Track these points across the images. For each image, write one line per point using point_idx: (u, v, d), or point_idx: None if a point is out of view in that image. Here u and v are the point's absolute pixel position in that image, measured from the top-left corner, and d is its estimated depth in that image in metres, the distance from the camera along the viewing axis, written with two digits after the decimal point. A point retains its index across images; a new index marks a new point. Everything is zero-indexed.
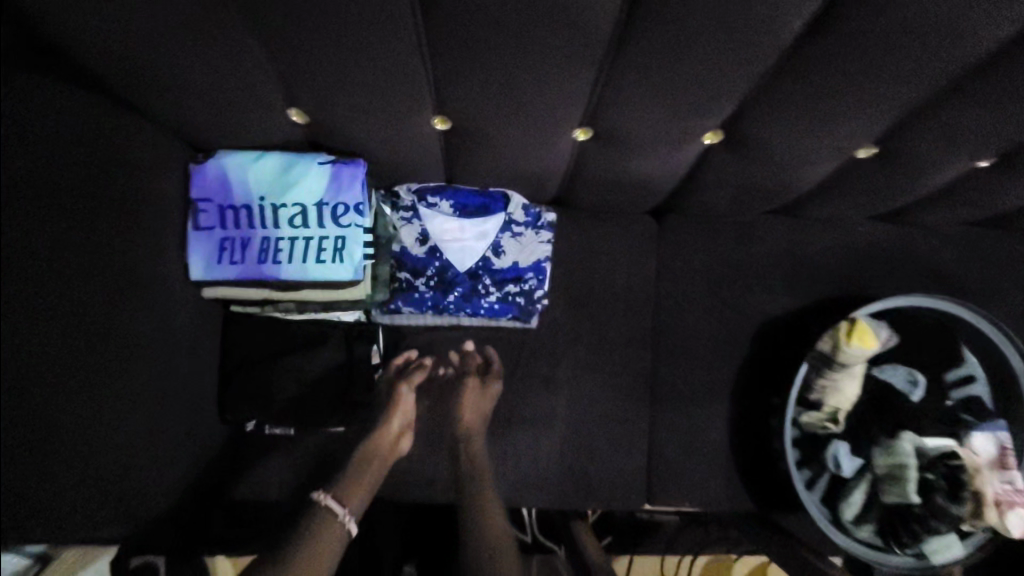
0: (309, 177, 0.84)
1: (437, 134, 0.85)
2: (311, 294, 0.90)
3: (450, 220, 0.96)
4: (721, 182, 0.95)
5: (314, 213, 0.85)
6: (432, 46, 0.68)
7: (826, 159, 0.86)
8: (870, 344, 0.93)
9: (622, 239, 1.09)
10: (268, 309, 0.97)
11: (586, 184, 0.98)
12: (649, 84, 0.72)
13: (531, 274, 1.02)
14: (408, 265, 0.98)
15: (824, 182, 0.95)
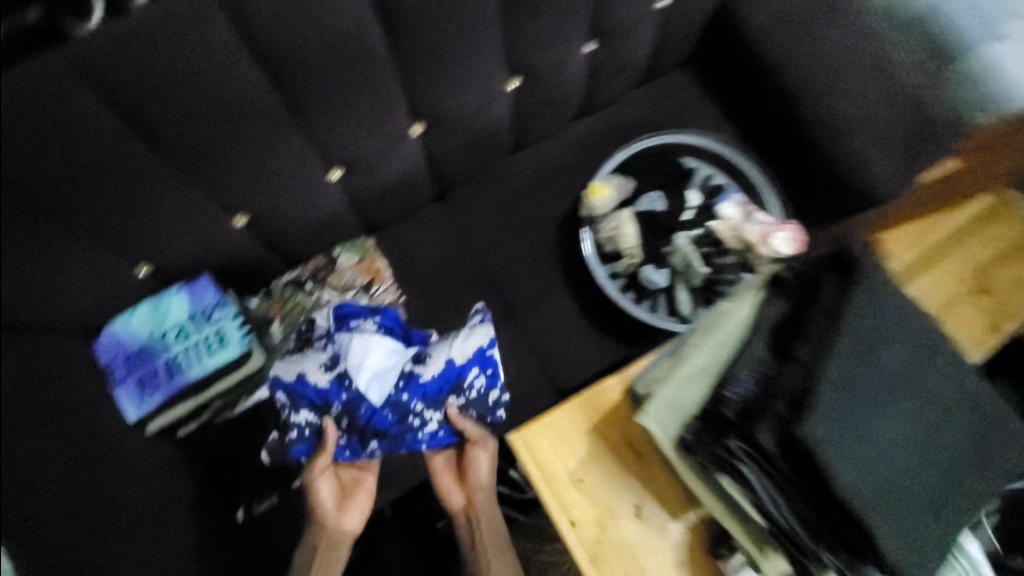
0: (175, 303, 1.12)
1: (243, 229, 1.13)
2: (223, 382, 1.16)
3: (367, 345, 1.08)
4: (449, 151, 1.28)
5: (190, 324, 1.12)
6: (197, 176, 0.93)
7: (495, 97, 1.20)
8: (606, 193, 1.30)
9: (425, 228, 1.41)
10: (204, 421, 1.20)
11: (370, 206, 1.30)
12: (343, 120, 1.00)
13: (474, 369, 1.11)
14: (307, 401, 1.07)
15: (514, 112, 1.30)
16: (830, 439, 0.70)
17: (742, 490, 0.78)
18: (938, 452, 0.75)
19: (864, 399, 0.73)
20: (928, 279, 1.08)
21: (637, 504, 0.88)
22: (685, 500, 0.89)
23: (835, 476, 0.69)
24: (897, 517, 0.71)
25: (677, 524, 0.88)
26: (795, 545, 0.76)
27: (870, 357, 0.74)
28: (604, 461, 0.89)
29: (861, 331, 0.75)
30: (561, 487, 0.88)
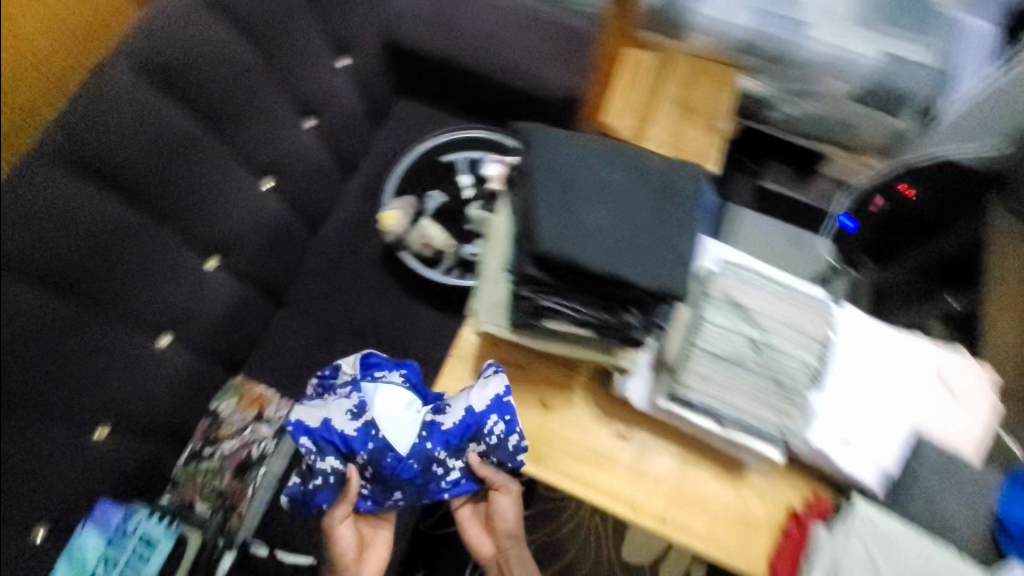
0: (86, 545, 0.92)
1: (177, 348, 1.03)
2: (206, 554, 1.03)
3: (402, 401, 0.82)
4: (328, 181, 1.25)
5: (109, 552, 0.94)
6: (104, 316, 0.89)
7: (333, 94, 1.18)
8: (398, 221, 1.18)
9: (337, 254, 1.28)
10: None
11: (257, 272, 1.14)
12: (203, 205, 0.98)
13: (492, 418, 0.78)
14: (327, 449, 0.80)
15: (362, 98, 1.26)
16: (543, 222, 0.61)
17: (564, 321, 0.66)
18: (624, 218, 0.64)
19: (562, 197, 0.63)
20: (654, 128, 1.34)
21: (542, 399, 0.82)
22: (583, 390, 0.82)
23: (568, 251, 0.60)
24: (638, 261, 0.61)
25: (577, 393, 0.82)
26: (604, 324, 0.66)
27: (564, 177, 0.65)
28: (501, 386, 0.83)
29: (551, 161, 0.66)
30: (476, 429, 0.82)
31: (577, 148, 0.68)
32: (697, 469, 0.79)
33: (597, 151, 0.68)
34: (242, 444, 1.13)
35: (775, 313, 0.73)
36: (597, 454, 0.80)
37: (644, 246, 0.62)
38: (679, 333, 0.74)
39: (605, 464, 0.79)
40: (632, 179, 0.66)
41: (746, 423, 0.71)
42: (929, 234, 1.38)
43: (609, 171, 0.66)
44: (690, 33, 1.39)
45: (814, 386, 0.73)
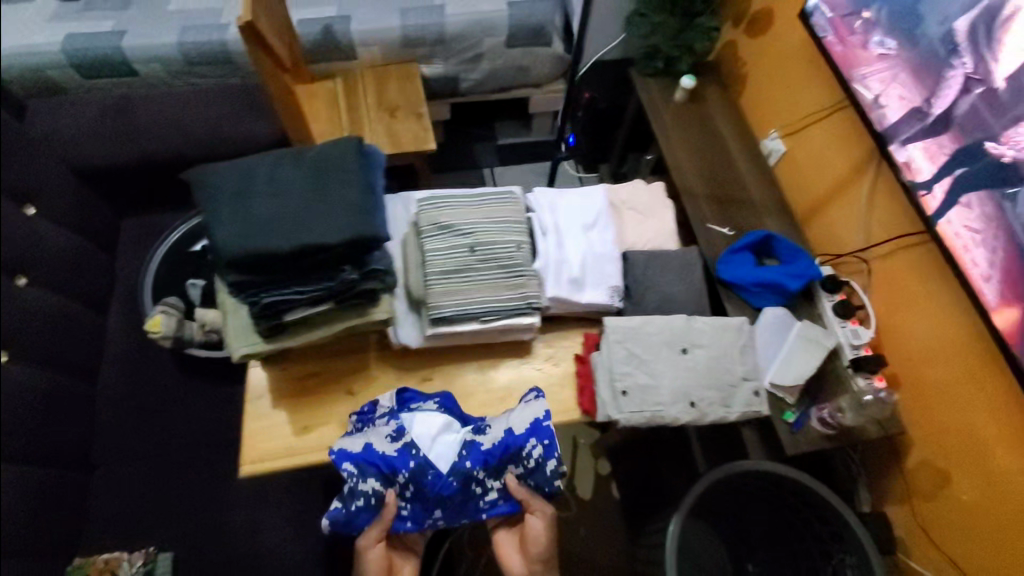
0: None
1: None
2: None
3: (447, 421, 0.80)
4: (76, 331, 1.14)
5: None
6: None
7: (49, 239, 1.08)
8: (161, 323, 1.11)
9: (128, 397, 1.18)
10: None
11: (43, 457, 0.99)
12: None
13: (532, 440, 0.78)
14: (365, 474, 0.75)
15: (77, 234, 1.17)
16: (227, 231, 0.69)
17: (301, 306, 0.73)
18: (295, 199, 0.72)
19: (234, 206, 0.71)
20: (369, 136, 1.48)
21: (346, 387, 0.87)
22: (378, 363, 0.88)
23: (252, 241, 0.68)
24: (325, 225, 0.71)
25: (372, 364, 0.88)
26: (334, 290, 0.74)
27: (236, 190, 0.73)
28: (304, 397, 0.86)
29: (220, 182, 0.74)
30: (302, 448, 0.83)
31: (241, 163, 0.76)
32: (495, 369, 0.90)
33: (262, 158, 0.77)
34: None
35: (475, 219, 0.88)
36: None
37: (319, 212, 0.72)
38: (413, 272, 0.85)
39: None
40: (297, 170, 0.76)
41: (497, 310, 0.84)
42: (617, 120, 1.77)
43: (273, 171, 0.76)
44: (357, 49, 1.54)
45: (533, 257, 0.89)
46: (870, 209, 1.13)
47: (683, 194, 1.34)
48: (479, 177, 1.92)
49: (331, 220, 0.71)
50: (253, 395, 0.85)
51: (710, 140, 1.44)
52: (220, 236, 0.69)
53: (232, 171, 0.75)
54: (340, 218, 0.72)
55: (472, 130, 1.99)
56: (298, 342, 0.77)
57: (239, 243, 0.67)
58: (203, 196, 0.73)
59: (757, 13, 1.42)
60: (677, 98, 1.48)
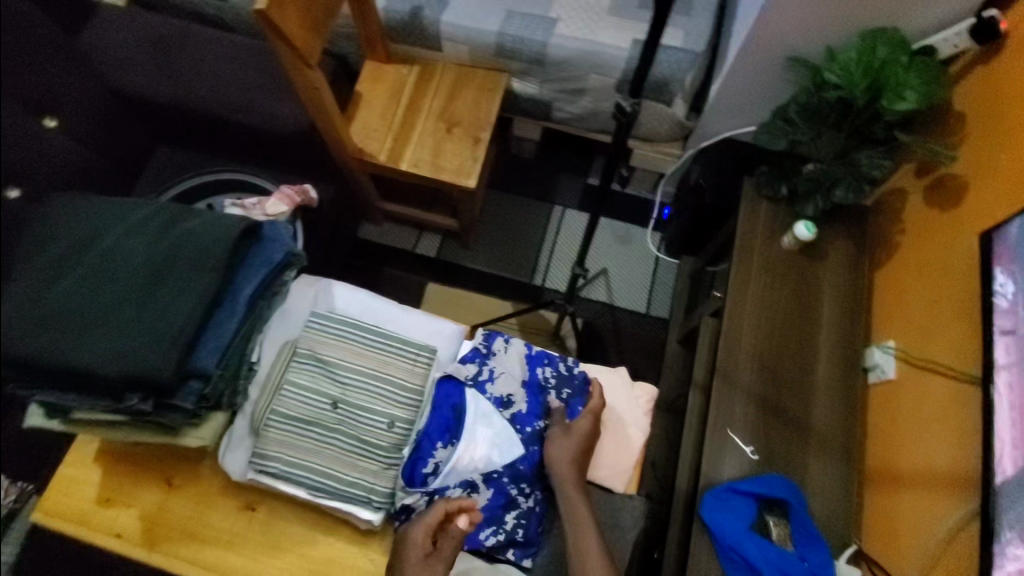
0: None
1: None
2: None
3: (466, 439, 0.67)
4: None
5: None
6: None
7: None
8: None
9: None
10: None
11: None
12: None
13: (544, 365, 0.74)
14: (493, 520, 0.67)
15: None
16: (10, 319, 0.57)
17: (90, 410, 0.62)
18: (110, 296, 0.59)
19: (42, 283, 0.60)
20: (411, 148, 1.30)
21: (167, 479, 0.76)
22: (213, 468, 0.76)
23: (28, 341, 0.57)
24: (109, 348, 0.57)
25: (206, 464, 0.77)
26: (128, 412, 0.61)
27: (59, 262, 0.61)
28: (122, 469, 0.76)
29: (55, 244, 0.63)
30: (94, 521, 0.74)
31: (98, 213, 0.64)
32: (320, 541, 0.74)
33: (127, 220, 0.65)
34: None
35: (361, 366, 0.70)
36: (223, 535, 0.74)
37: (119, 327, 0.58)
38: (267, 395, 0.70)
39: (230, 545, 0.73)
40: (147, 249, 0.62)
41: (325, 487, 0.66)
42: (718, 223, 1.40)
43: (117, 245, 0.62)
44: (442, 42, 1.34)
45: (402, 440, 0.68)
46: (938, 553, 0.78)
47: (720, 375, 1.02)
48: (547, 214, 1.66)
49: (125, 345, 0.57)
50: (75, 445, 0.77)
51: (799, 313, 1.07)
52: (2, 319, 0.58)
53: (74, 232, 0.63)
54: (135, 347, 0.57)
55: (564, 157, 1.71)
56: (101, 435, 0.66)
57: (15, 340, 0.57)
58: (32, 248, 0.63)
59: (947, 177, 0.97)
60: (783, 243, 1.11)
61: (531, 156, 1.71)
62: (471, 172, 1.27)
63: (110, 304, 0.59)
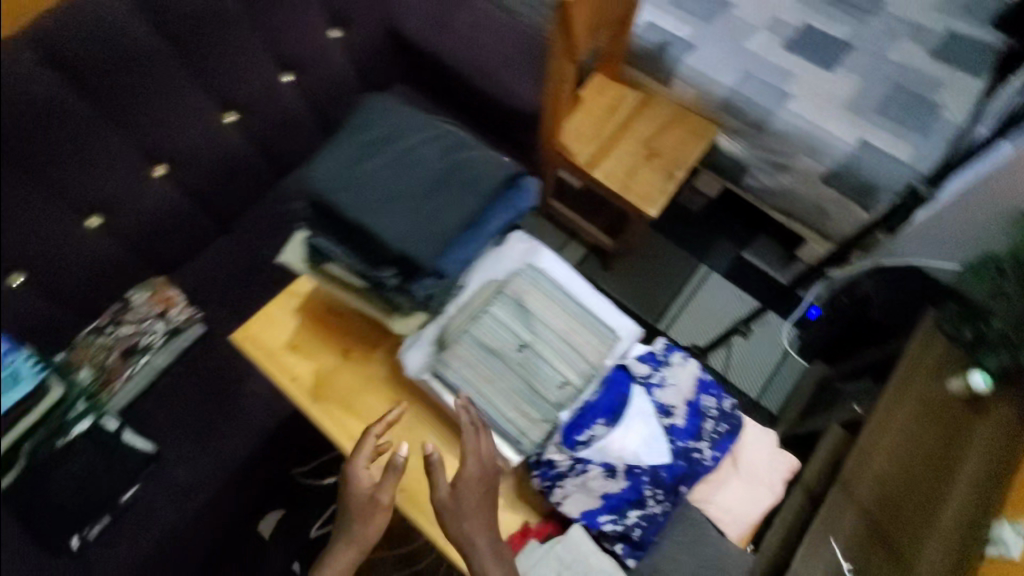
0: None
1: (108, 232, 1.14)
2: (26, 424, 1.00)
3: (623, 427, 0.71)
4: (279, 132, 1.31)
5: None
6: (54, 187, 1.03)
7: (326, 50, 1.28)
8: None
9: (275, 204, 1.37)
10: (25, 466, 1.03)
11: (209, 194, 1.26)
12: (162, 118, 1.11)
13: (710, 395, 0.76)
14: (616, 510, 0.71)
15: (354, 64, 1.37)
16: (327, 170, 0.69)
17: (342, 266, 0.73)
18: (401, 183, 0.70)
19: (357, 153, 0.71)
20: (608, 162, 1.37)
21: (346, 350, 0.87)
22: (383, 357, 0.86)
23: (334, 191, 0.68)
24: (388, 223, 0.67)
25: (380, 352, 0.87)
26: (369, 281, 0.71)
27: (374, 143, 0.73)
28: (316, 326, 0.88)
29: (373, 129, 0.75)
30: (279, 357, 0.86)
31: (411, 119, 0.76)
32: (452, 452, 0.80)
33: (430, 132, 0.76)
34: (137, 332, 1.15)
35: (554, 325, 0.75)
36: (371, 415, 0.83)
37: (401, 210, 0.68)
38: (464, 315, 0.78)
39: (376, 426, 0.82)
40: (439, 160, 0.73)
41: (485, 412, 0.73)
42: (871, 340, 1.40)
43: (419, 148, 0.74)
44: (674, 80, 1.41)
45: (564, 402, 0.72)
46: None
47: (839, 484, 1.00)
48: (694, 269, 1.68)
49: (400, 226, 0.67)
50: (290, 292, 0.90)
51: (939, 459, 1.02)
52: (322, 168, 0.70)
53: (391, 125, 0.75)
54: (406, 231, 0.67)
55: (732, 224, 1.72)
56: (332, 290, 0.77)
57: (324, 186, 0.68)
58: (355, 124, 0.76)
59: None
60: (948, 384, 1.09)
61: (700, 211, 1.74)
62: (656, 202, 1.32)
63: (401, 189, 0.69)
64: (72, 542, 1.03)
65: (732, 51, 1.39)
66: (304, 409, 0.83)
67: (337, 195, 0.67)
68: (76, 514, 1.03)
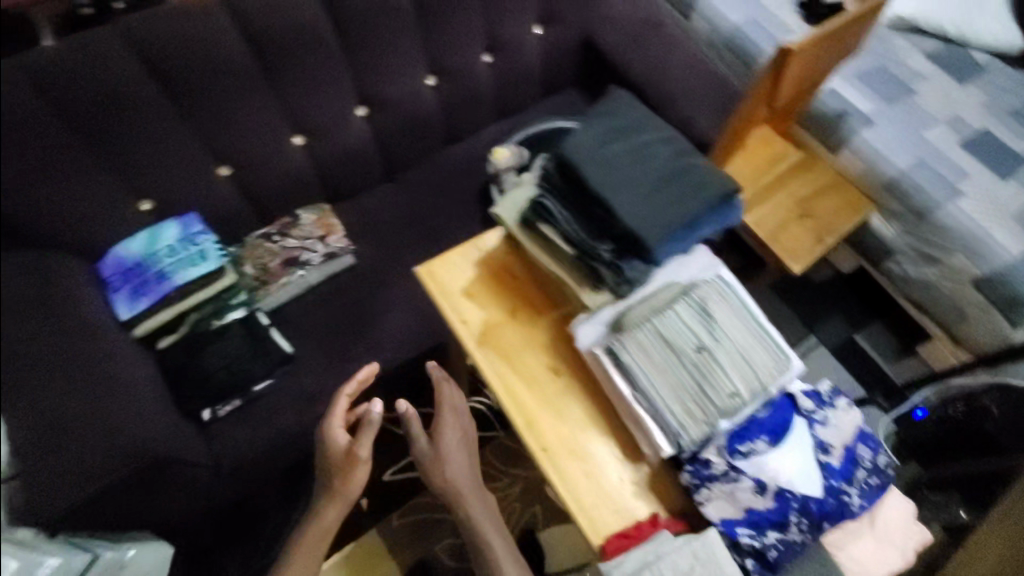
0: (167, 230, 1.14)
1: (305, 152, 1.27)
2: (201, 296, 1.14)
3: (784, 450, 0.74)
4: (464, 103, 1.42)
5: (179, 246, 1.12)
6: (282, 99, 1.16)
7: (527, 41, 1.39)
8: (501, 153, 1.32)
9: (438, 167, 1.46)
10: (185, 333, 1.15)
11: (391, 142, 1.37)
12: (381, 64, 1.23)
13: (864, 445, 0.79)
14: (757, 525, 0.73)
15: (545, 60, 1.47)
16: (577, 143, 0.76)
17: (556, 230, 0.78)
18: (639, 170, 0.75)
19: (603, 134, 0.78)
20: (761, 209, 1.39)
21: (513, 311, 0.92)
22: (547, 325, 0.91)
23: (579, 162, 0.74)
24: (623, 202, 0.73)
25: (544, 320, 0.91)
26: (580, 250, 0.77)
27: (615, 131, 0.79)
28: (490, 281, 0.94)
29: (614, 119, 0.81)
30: (452, 300, 0.92)
31: (648, 119, 0.82)
32: (596, 429, 0.84)
33: (663, 135, 0.82)
34: (299, 248, 1.28)
35: (735, 338, 0.79)
36: (526, 374, 0.88)
37: (636, 194, 0.73)
38: (646, 306, 0.82)
39: (530, 384, 0.87)
40: (671, 160, 0.78)
41: (654, 400, 0.77)
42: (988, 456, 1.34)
43: (654, 146, 0.79)
44: (843, 148, 1.42)
45: (732, 412, 0.76)
46: None
47: None
48: (805, 336, 1.67)
49: (633, 208, 0.72)
50: (475, 245, 0.96)
51: None
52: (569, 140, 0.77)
53: (631, 119, 0.82)
54: (638, 214, 0.72)
55: (853, 303, 1.70)
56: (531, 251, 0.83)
57: (572, 155, 0.75)
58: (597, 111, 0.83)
59: None
60: None
61: (823, 282, 1.73)
62: (802, 259, 1.33)
63: (638, 176, 0.75)
64: (205, 414, 1.12)
65: (908, 135, 1.40)
66: (467, 352, 0.89)
67: (583, 166, 0.74)
68: (216, 388, 1.13)
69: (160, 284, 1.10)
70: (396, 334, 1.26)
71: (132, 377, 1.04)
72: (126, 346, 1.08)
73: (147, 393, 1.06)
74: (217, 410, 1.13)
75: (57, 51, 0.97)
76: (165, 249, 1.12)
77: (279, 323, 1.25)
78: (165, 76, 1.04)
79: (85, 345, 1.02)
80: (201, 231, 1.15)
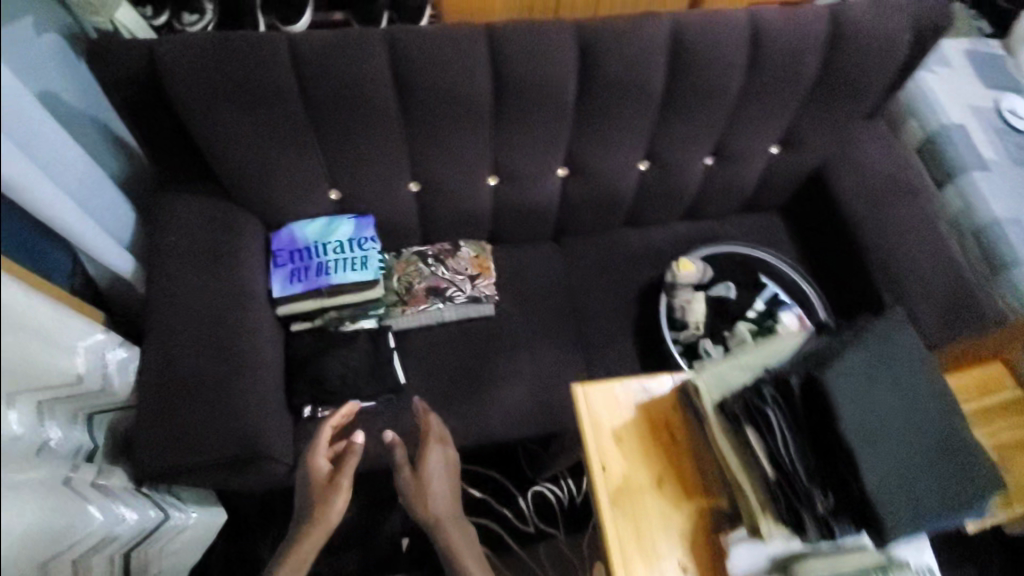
0: (343, 226, 1.14)
1: (493, 192, 1.22)
2: (347, 299, 1.12)
3: None
4: (661, 196, 1.32)
5: (347, 245, 1.12)
6: (497, 140, 1.12)
7: (754, 159, 1.27)
8: (689, 268, 1.21)
9: (607, 246, 1.38)
10: (320, 326, 1.15)
11: (573, 208, 1.30)
12: (603, 138, 1.16)
13: None
14: None
15: (762, 180, 1.34)
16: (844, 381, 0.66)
17: (770, 452, 0.68)
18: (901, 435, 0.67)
19: (873, 377, 0.68)
20: None
21: (659, 479, 0.80)
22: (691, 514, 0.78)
23: (841, 407, 0.65)
24: (875, 472, 0.65)
25: (688, 506, 0.79)
26: (790, 488, 0.67)
27: (885, 375, 0.69)
28: (646, 434, 0.83)
29: (884, 351, 0.70)
30: (600, 439, 0.82)
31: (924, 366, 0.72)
32: None
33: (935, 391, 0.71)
34: (449, 280, 1.25)
35: None
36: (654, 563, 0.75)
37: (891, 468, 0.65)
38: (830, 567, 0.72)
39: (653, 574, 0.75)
40: (938, 432, 0.69)
41: None
42: None
43: (924, 407, 0.70)
44: None
45: None
46: None
47: None
48: None
49: (883, 484, 0.65)
50: (643, 385, 0.86)
51: None
52: (833, 367, 0.67)
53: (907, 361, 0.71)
54: (888, 494, 0.64)
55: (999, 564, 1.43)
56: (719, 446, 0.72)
57: (837, 393, 0.65)
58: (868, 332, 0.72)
59: None
60: None
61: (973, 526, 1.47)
62: None
63: (898, 445, 0.67)
64: (305, 412, 1.11)
65: None
66: (597, 507, 0.78)
67: (844, 411, 0.65)
68: (325, 393, 1.11)
69: (318, 277, 1.10)
70: (508, 406, 1.18)
71: (261, 357, 1.04)
72: (265, 321, 1.08)
73: (267, 377, 1.05)
74: (319, 414, 1.11)
75: (325, 39, 0.97)
76: (335, 244, 1.12)
77: (402, 347, 1.21)
78: (405, 88, 1.02)
79: (235, 313, 1.03)
80: (371, 238, 1.14)
